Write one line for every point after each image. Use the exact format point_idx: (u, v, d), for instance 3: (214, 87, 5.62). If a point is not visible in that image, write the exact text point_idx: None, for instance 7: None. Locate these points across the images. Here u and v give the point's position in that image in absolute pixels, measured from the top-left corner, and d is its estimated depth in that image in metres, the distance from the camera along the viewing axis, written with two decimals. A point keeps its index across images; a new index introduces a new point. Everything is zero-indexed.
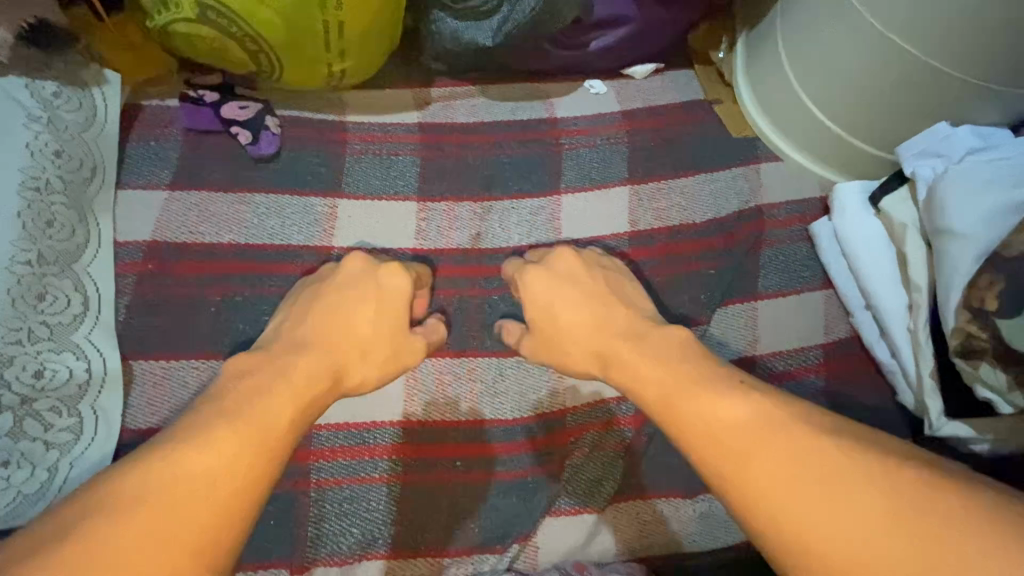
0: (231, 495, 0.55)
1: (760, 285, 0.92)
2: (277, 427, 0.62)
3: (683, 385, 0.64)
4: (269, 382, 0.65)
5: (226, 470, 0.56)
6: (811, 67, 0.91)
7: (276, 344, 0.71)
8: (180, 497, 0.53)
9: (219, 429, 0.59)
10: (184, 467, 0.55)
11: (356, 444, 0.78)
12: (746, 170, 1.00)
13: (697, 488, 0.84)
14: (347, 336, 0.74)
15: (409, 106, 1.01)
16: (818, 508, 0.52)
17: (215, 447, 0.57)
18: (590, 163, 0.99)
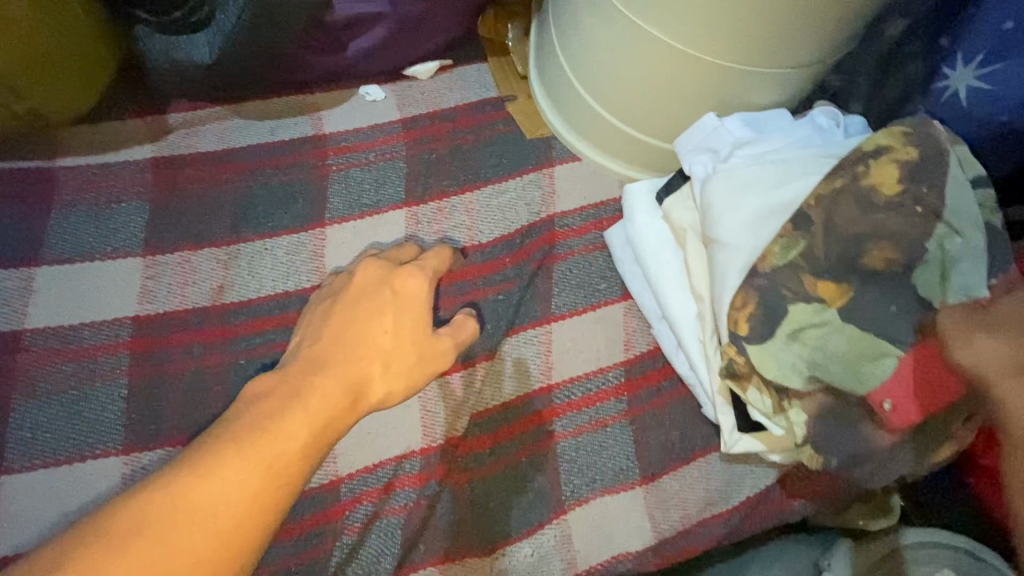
0: (230, 522, 0.48)
1: (551, 306, 0.85)
2: (301, 435, 0.54)
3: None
4: (305, 404, 0.56)
5: (240, 494, 0.49)
6: (581, 57, 0.82)
7: (323, 354, 0.63)
8: (183, 519, 0.46)
9: (240, 442, 0.51)
10: (193, 483, 0.48)
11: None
12: (538, 176, 0.90)
13: (497, 542, 0.77)
14: (373, 350, 0.64)
15: (141, 140, 0.86)
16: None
17: (223, 459, 0.49)
18: (360, 185, 0.88)
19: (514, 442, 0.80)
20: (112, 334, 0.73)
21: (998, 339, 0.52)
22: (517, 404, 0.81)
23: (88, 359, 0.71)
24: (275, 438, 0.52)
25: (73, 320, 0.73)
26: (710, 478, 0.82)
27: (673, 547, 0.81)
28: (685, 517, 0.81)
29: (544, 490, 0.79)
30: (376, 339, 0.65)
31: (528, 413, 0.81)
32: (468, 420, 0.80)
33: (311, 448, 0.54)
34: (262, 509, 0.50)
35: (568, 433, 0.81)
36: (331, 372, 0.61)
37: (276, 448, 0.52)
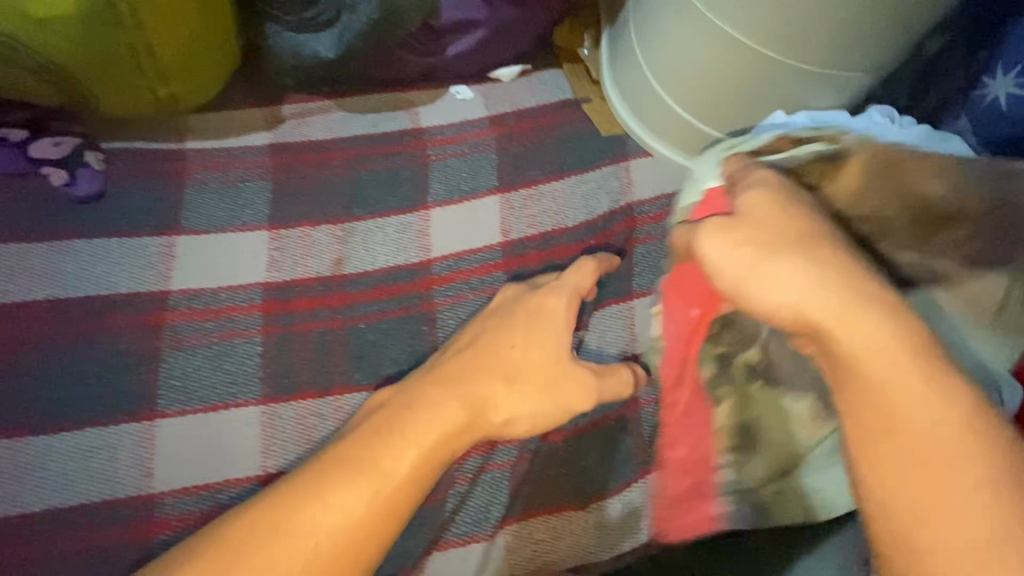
0: (345, 539, 0.52)
1: (633, 284, 0.92)
2: (400, 468, 0.56)
3: (882, 331, 0.45)
4: (417, 435, 0.59)
5: (344, 514, 0.52)
6: (663, 59, 0.92)
7: (432, 402, 0.62)
8: (286, 537, 0.50)
9: (351, 458, 0.56)
10: (298, 512, 0.51)
11: (207, 509, 0.70)
12: (615, 169, 0.99)
13: (588, 496, 0.83)
14: (473, 414, 0.64)
15: (258, 127, 0.94)
16: (978, 505, 0.39)
17: (335, 491, 0.53)
18: (457, 172, 0.96)
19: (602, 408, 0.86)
20: (245, 299, 0.80)
21: (800, 271, 0.49)
22: None
23: (227, 318, 0.78)
24: (376, 475, 0.55)
25: (211, 284, 0.80)
26: None
27: None
28: None
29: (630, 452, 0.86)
30: (484, 389, 0.67)
31: None
32: None
33: (407, 487, 0.56)
34: (355, 551, 0.52)
35: (652, 400, 0.88)
36: (456, 411, 0.63)
37: (376, 471, 0.55)
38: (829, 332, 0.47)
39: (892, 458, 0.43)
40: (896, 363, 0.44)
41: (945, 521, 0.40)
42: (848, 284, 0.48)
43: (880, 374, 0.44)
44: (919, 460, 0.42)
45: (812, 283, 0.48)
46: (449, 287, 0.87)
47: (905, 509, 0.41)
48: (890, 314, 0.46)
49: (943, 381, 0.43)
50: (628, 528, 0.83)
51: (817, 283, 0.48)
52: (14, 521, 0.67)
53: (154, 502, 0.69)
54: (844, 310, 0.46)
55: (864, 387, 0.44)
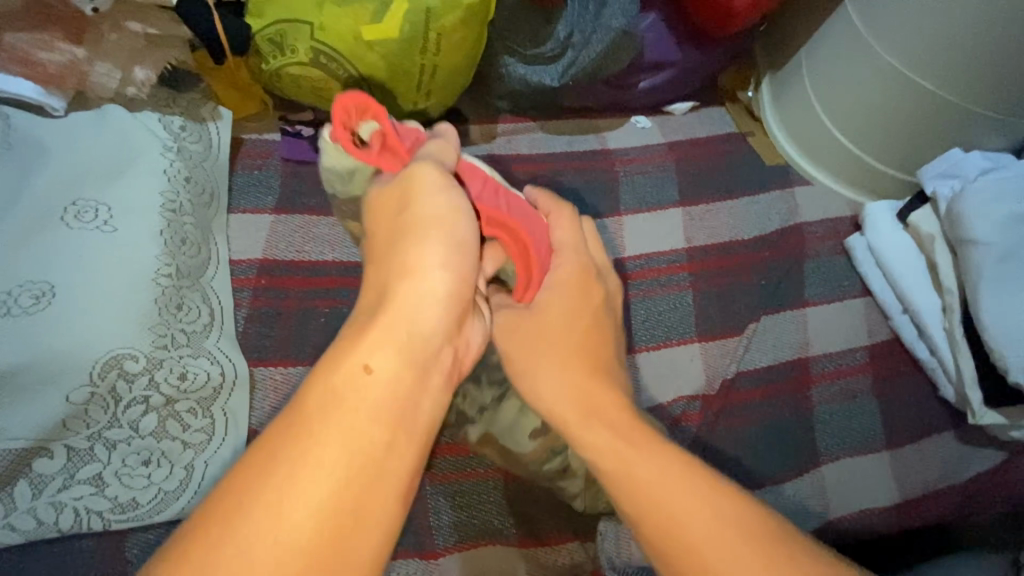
0: (350, 491, 0.43)
1: (806, 293, 1.02)
2: (383, 370, 0.47)
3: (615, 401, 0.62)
4: (338, 403, 0.45)
5: (347, 458, 0.44)
6: (841, 102, 1.05)
7: (331, 368, 0.46)
8: (276, 507, 0.41)
9: (318, 422, 0.44)
10: (277, 475, 0.42)
11: (462, 442, 0.81)
12: (782, 194, 1.11)
13: (763, 478, 0.91)
14: (435, 309, 0.51)
15: (477, 140, 1.12)
16: (739, 543, 0.49)
17: (328, 431, 0.44)
18: (643, 188, 1.10)
19: (780, 399, 0.96)
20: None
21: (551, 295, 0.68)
22: (781, 368, 0.97)
23: None
24: (301, 451, 0.43)
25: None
26: (945, 452, 0.95)
27: (915, 509, 0.93)
28: (924, 483, 0.94)
29: (802, 441, 0.94)
30: (361, 364, 0.47)
31: (803, 374, 0.97)
32: (739, 374, 0.96)
33: (384, 423, 0.46)
34: (371, 484, 0.44)
35: (824, 399, 0.97)
36: (371, 376, 0.47)
37: (287, 462, 0.42)
38: (603, 411, 0.61)
39: (678, 508, 0.52)
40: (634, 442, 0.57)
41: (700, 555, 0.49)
42: (591, 378, 0.64)
43: (655, 474, 0.54)
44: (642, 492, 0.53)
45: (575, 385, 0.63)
46: (642, 281, 1.00)
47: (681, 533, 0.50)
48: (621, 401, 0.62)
49: (722, 491, 0.52)
50: (801, 513, 0.91)
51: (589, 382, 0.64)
52: None
53: None
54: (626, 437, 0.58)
55: (629, 482, 0.54)
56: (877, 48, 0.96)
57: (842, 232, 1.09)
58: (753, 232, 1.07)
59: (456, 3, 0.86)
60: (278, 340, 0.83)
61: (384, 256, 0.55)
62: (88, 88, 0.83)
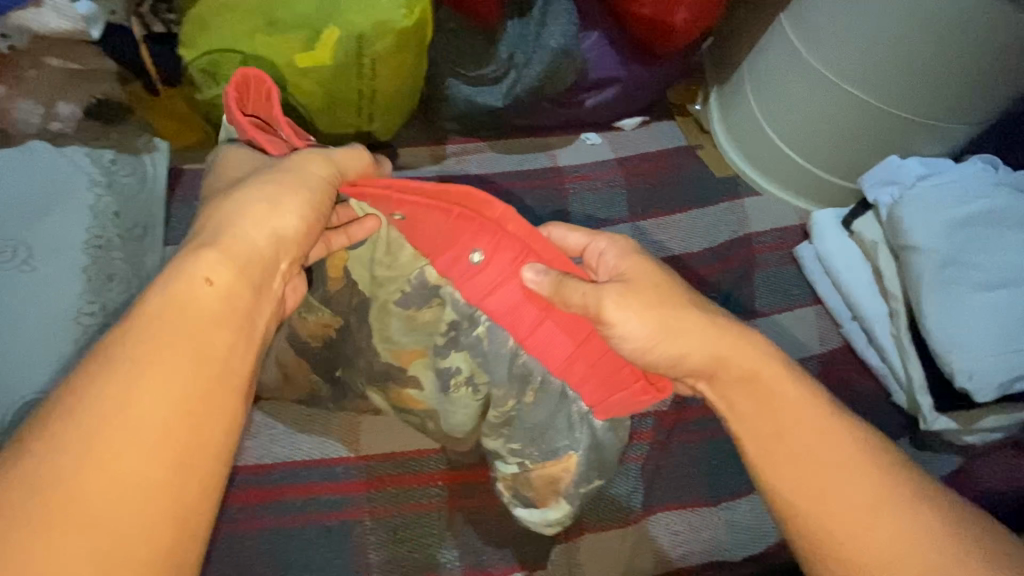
0: (190, 391, 0.45)
1: (756, 303, 1.02)
2: (220, 280, 0.49)
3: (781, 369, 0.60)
4: (173, 324, 0.46)
5: (189, 361, 0.45)
6: (781, 113, 1.06)
7: (170, 277, 0.47)
8: (114, 416, 0.42)
9: (159, 330, 0.45)
10: (116, 381, 0.43)
11: (406, 473, 0.79)
12: (731, 206, 1.12)
13: (721, 494, 0.90)
14: (275, 244, 0.53)
15: (427, 162, 1.13)
16: (888, 512, 0.54)
17: (162, 333, 0.45)
18: (594, 205, 1.11)
19: None
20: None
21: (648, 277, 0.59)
22: None
23: None
24: (133, 372, 0.43)
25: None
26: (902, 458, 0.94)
27: None
28: None
29: None
30: (196, 275, 0.48)
31: None
32: None
33: (229, 329, 0.48)
34: (214, 404, 0.45)
35: None
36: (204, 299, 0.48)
37: (119, 381, 0.43)
38: (768, 383, 0.59)
39: (842, 482, 0.56)
40: (814, 414, 0.58)
41: (860, 520, 0.54)
42: (756, 351, 0.60)
43: (828, 455, 0.57)
44: (833, 459, 0.57)
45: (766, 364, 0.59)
46: None
47: (832, 496, 0.56)
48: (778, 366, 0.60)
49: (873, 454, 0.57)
50: (760, 528, 0.89)
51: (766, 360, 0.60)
52: (251, 472, 0.76)
53: (354, 465, 0.78)
54: (794, 417, 0.58)
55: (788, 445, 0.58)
56: (810, 60, 0.97)
57: (791, 242, 1.09)
58: (704, 244, 1.07)
59: (388, 28, 0.85)
60: None
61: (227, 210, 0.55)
62: (14, 125, 0.85)
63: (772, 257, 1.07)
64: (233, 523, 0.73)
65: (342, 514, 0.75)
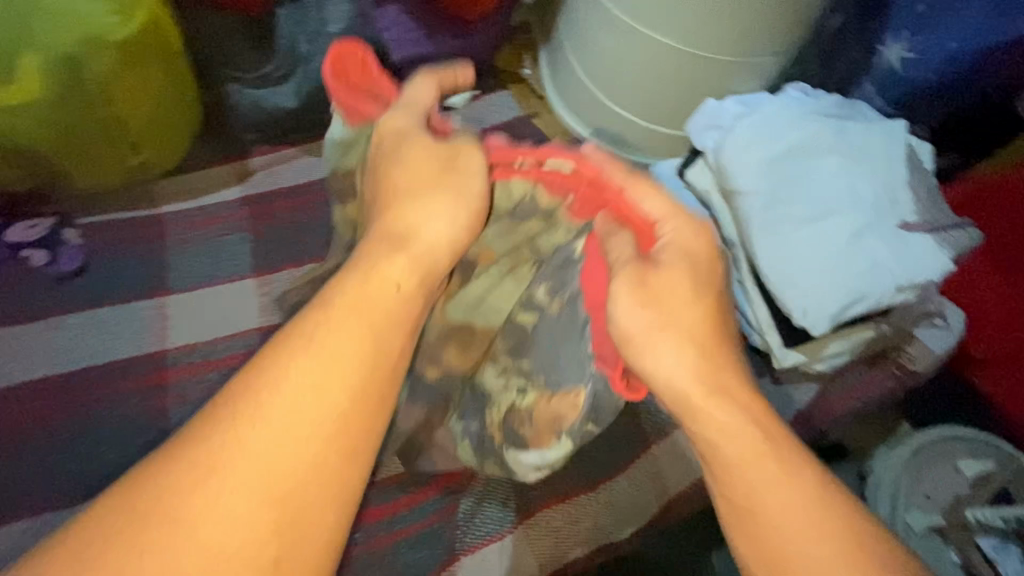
0: (310, 448, 0.43)
1: None
2: (392, 295, 0.50)
3: (715, 356, 0.53)
4: (356, 310, 0.48)
5: (293, 411, 0.43)
6: (598, 67, 1.01)
7: (364, 275, 0.50)
8: (240, 470, 0.41)
9: (328, 336, 0.46)
10: (248, 423, 0.42)
11: (393, 500, 0.82)
12: None
13: (598, 477, 0.87)
14: (444, 247, 0.55)
15: (228, 182, 0.95)
16: None
17: (290, 379, 0.44)
18: None
19: None
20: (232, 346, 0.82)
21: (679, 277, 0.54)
22: None
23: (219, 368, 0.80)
24: (309, 387, 0.44)
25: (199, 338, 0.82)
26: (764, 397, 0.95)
27: None
28: None
29: (625, 428, 0.90)
30: (387, 276, 0.51)
31: None
32: None
33: (364, 368, 0.46)
34: (349, 453, 0.44)
35: None
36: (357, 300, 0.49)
37: (297, 374, 0.44)
38: (726, 429, 0.50)
39: (775, 500, 0.47)
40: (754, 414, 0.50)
41: None
42: (697, 346, 0.53)
43: (761, 462, 0.48)
44: (791, 516, 0.46)
45: (696, 362, 0.52)
46: None
47: None
48: (704, 357, 0.52)
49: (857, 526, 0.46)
50: (639, 503, 0.87)
51: (699, 356, 0.52)
52: None
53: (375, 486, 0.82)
54: (723, 420, 0.50)
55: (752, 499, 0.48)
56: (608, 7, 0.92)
57: None
58: None
59: (104, 44, 0.74)
60: None
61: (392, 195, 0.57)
62: None
63: None
64: None
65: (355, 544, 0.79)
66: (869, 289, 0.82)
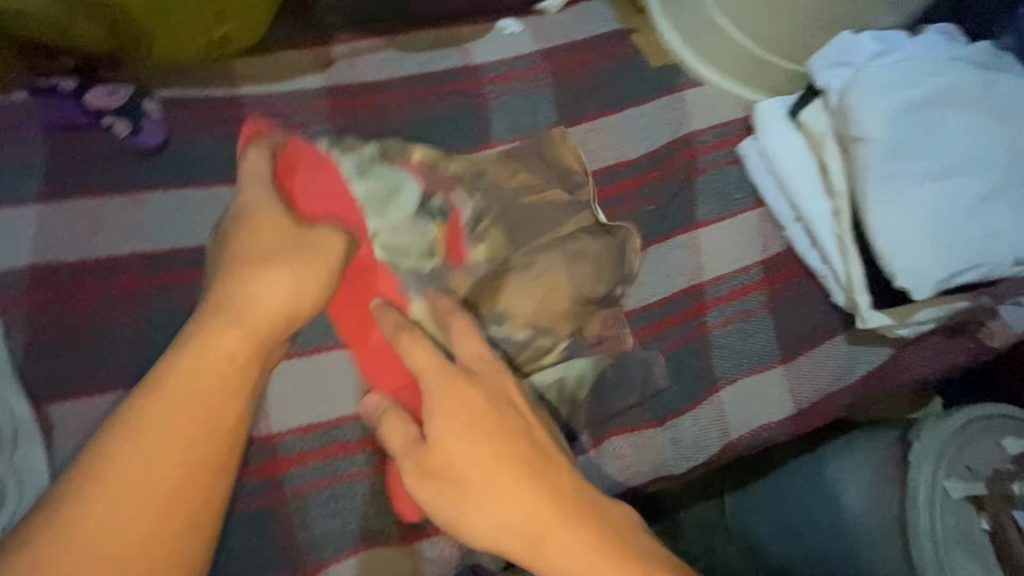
0: (170, 478, 0.47)
1: (697, 213, 0.94)
2: (226, 349, 0.54)
3: (508, 457, 0.60)
4: (190, 387, 0.51)
5: (146, 459, 0.47)
6: None
7: (182, 361, 0.52)
8: (165, 445, 0.48)
9: (191, 383, 0.51)
10: (122, 456, 0.46)
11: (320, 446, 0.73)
12: (670, 100, 0.99)
13: (665, 414, 0.88)
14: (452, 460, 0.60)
15: (311, 69, 0.89)
16: None
17: (169, 397, 0.49)
18: (518, 110, 0.94)
19: (676, 331, 0.89)
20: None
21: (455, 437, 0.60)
22: (674, 300, 0.90)
23: None
24: (113, 494, 0.45)
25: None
26: (837, 356, 0.94)
27: (808, 418, 0.92)
28: (817, 389, 0.92)
29: (702, 372, 0.89)
30: (223, 350, 0.54)
31: (697, 301, 0.91)
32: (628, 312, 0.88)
33: (234, 377, 0.53)
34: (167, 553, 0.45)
35: (720, 323, 0.91)
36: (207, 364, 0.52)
37: (150, 424, 0.48)
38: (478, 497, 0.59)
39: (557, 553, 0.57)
40: (547, 501, 0.59)
41: None
42: (509, 453, 0.60)
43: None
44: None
45: (516, 511, 0.58)
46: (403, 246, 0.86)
47: None
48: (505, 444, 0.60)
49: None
50: (701, 442, 0.88)
51: (511, 510, 0.58)
52: None
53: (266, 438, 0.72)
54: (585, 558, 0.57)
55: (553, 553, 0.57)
56: None
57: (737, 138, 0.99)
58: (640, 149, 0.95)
59: None
60: (78, 366, 0.67)
61: (220, 285, 0.59)
62: None
63: (714, 157, 0.97)
64: None
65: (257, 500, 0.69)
66: (984, 257, 0.80)
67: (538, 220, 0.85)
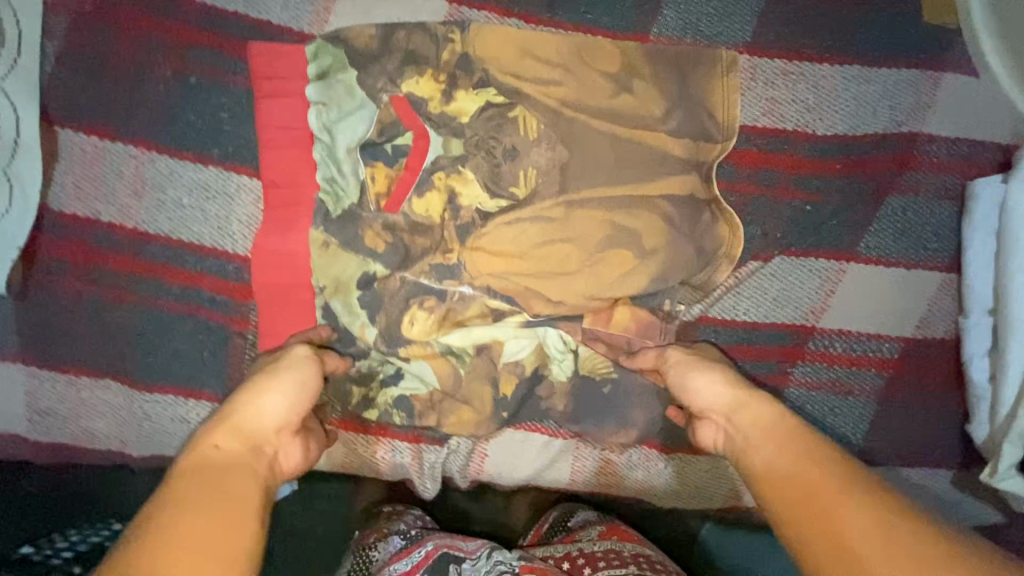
0: (205, 491, 0.41)
1: (862, 242, 0.69)
2: (275, 418, 0.50)
3: (785, 431, 0.50)
4: (241, 431, 0.47)
5: (191, 495, 0.41)
6: None
7: (230, 419, 0.48)
8: (183, 506, 0.40)
9: (227, 435, 0.47)
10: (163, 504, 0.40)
11: (183, 270, 0.62)
12: (919, 77, 0.68)
13: (680, 444, 0.72)
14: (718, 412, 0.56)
15: None
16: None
17: (208, 438, 0.46)
18: (705, 5, 0.68)
19: (751, 365, 0.70)
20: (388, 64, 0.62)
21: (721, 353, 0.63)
22: (771, 330, 0.69)
23: None
24: (171, 511, 0.39)
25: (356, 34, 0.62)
26: (930, 490, 0.71)
27: None
28: None
29: None
30: (261, 412, 0.50)
31: (795, 345, 0.70)
32: (704, 318, 0.69)
33: (248, 458, 0.46)
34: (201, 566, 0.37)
35: (805, 383, 0.70)
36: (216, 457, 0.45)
37: (190, 484, 0.42)
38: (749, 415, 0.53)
39: (787, 479, 0.46)
40: (779, 434, 0.50)
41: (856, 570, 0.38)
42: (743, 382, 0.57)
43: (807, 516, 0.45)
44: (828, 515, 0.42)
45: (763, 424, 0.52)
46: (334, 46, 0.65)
47: None
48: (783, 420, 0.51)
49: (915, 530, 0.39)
50: (702, 492, 0.73)
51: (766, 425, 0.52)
52: (128, 237, 0.61)
53: (137, 236, 0.61)
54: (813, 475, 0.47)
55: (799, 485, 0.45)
56: None
57: (977, 168, 0.69)
58: (838, 125, 0.68)
59: None
60: (101, 101, 0.61)
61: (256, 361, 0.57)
62: None
63: (929, 182, 0.68)
64: (103, 287, 0.61)
65: (106, 291, 0.61)
66: None
67: (646, 163, 0.65)
